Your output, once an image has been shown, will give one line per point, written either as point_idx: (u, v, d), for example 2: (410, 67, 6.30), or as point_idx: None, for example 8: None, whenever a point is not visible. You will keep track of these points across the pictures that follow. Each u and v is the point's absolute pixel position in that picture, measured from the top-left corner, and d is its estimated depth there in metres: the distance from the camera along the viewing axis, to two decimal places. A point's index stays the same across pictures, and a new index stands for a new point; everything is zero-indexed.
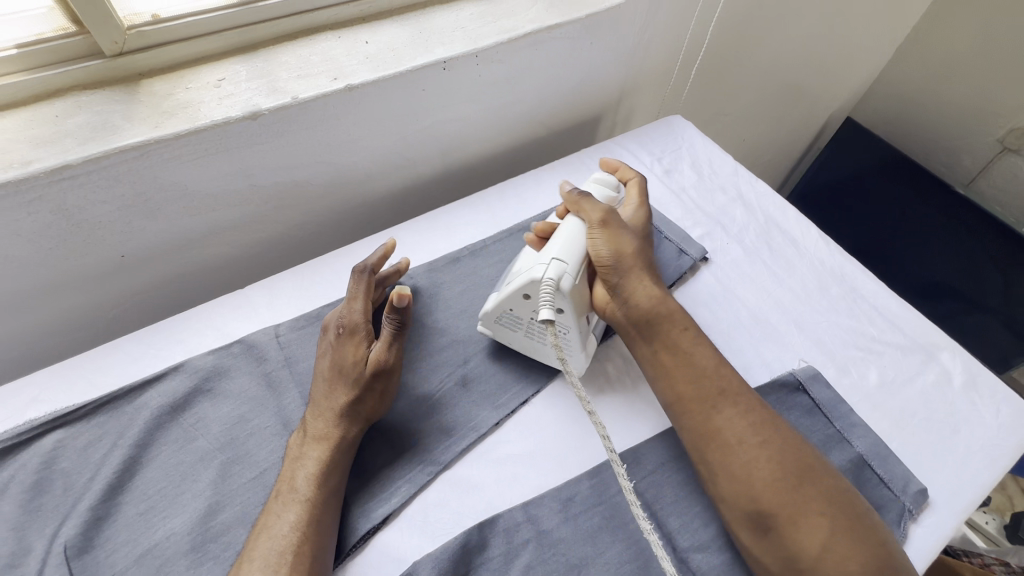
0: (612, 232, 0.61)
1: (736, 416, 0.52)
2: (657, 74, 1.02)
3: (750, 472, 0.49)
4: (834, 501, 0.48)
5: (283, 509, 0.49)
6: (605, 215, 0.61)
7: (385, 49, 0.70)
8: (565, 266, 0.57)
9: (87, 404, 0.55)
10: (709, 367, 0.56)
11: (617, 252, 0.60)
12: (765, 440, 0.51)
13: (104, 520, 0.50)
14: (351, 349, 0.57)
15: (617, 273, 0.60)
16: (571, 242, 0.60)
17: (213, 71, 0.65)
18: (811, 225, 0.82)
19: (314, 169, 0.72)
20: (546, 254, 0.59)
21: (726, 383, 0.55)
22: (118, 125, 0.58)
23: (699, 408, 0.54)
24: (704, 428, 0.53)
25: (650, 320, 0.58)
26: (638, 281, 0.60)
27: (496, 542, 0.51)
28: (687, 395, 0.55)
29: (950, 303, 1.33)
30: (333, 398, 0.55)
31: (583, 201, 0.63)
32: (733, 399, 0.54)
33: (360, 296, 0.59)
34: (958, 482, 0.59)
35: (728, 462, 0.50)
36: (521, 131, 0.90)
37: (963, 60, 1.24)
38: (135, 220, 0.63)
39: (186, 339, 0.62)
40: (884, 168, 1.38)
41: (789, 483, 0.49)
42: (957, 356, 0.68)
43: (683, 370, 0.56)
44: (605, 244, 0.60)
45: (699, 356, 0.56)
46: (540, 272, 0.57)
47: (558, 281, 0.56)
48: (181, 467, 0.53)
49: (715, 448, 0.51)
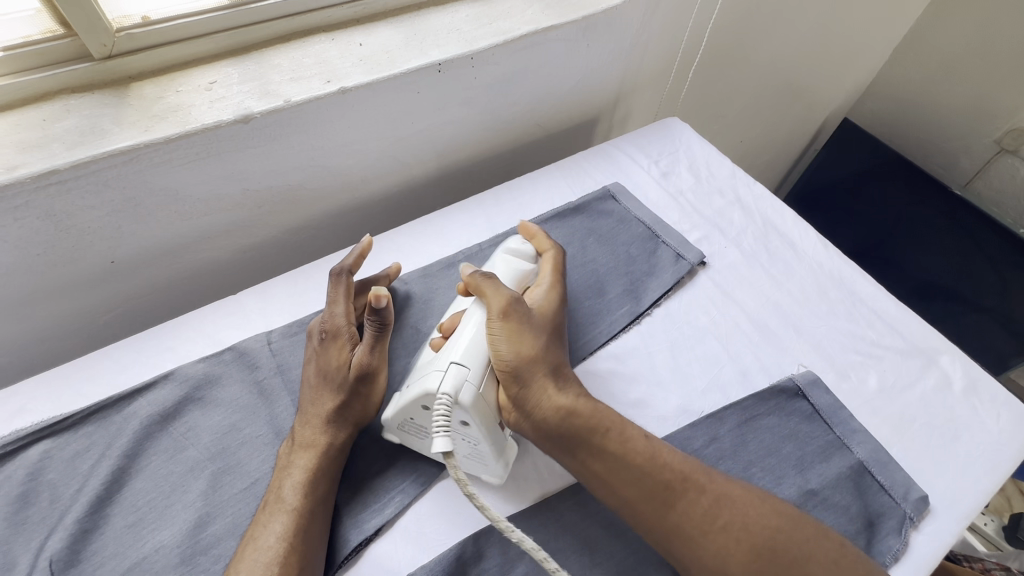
0: (513, 328, 0.54)
1: (694, 505, 0.49)
2: (654, 76, 1.01)
3: (723, 563, 0.47)
4: (814, 560, 0.47)
5: (269, 520, 0.48)
6: (506, 306, 0.55)
7: (379, 52, 0.69)
8: (465, 374, 0.51)
9: (75, 414, 0.54)
10: (638, 473, 0.50)
11: (518, 354, 0.53)
12: (726, 522, 0.48)
13: (92, 532, 0.49)
14: (334, 353, 0.56)
15: (519, 380, 0.53)
16: (472, 342, 0.53)
17: (204, 73, 0.64)
18: (809, 228, 0.81)
19: (307, 173, 0.71)
20: (447, 358, 0.53)
21: (670, 472, 0.50)
22: (107, 129, 0.57)
23: (653, 506, 0.49)
24: (663, 528, 0.48)
25: (563, 432, 0.52)
26: (547, 386, 0.53)
27: (491, 553, 0.50)
28: (631, 498, 0.49)
29: (948, 305, 1.33)
30: (319, 404, 0.54)
31: (485, 287, 0.57)
32: (682, 488, 0.49)
33: (342, 299, 0.59)
34: (960, 489, 0.58)
35: (698, 556, 0.47)
36: (517, 133, 0.89)
37: (960, 61, 1.24)
38: (125, 226, 0.62)
39: (177, 346, 0.61)
40: (881, 169, 1.38)
41: (762, 562, 0.46)
42: (957, 360, 0.68)
43: (614, 476, 0.50)
44: (505, 343, 0.54)
45: (628, 458, 0.51)
46: (436, 383, 0.51)
47: (455, 396, 0.49)
48: (171, 478, 0.52)
49: (679, 545, 0.48)
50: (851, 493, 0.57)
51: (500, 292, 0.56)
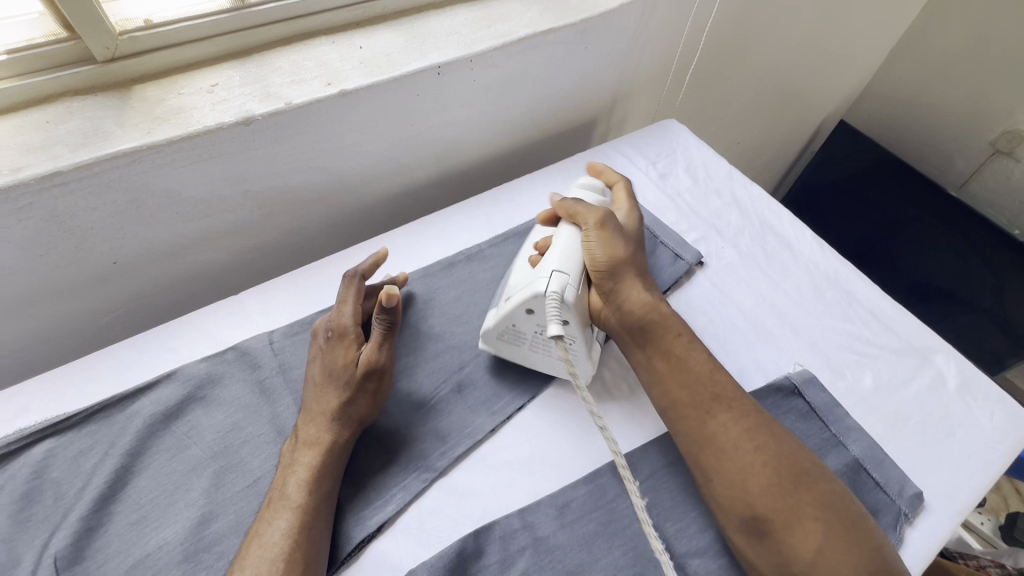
0: (608, 236, 0.61)
1: (731, 421, 0.52)
2: (652, 78, 1.02)
3: (746, 477, 0.49)
4: (827, 504, 0.48)
5: (273, 517, 0.48)
6: (600, 217, 0.62)
7: (380, 54, 0.70)
8: (568, 277, 0.57)
9: (78, 413, 0.54)
10: (703, 368, 0.56)
11: (613, 257, 0.60)
12: (759, 444, 0.51)
13: (96, 530, 0.49)
14: (340, 352, 0.56)
15: (611, 277, 0.60)
16: (570, 249, 0.60)
17: (206, 75, 0.64)
18: (805, 228, 0.82)
19: (308, 174, 0.71)
20: (546, 267, 0.58)
21: (721, 388, 0.55)
22: (110, 130, 0.57)
23: (695, 413, 0.53)
24: (699, 435, 0.52)
25: (643, 325, 0.58)
26: (632, 286, 0.60)
27: (492, 549, 0.50)
28: (682, 399, 0.55)
29: (943, 305, 1.34)
30: (325, 401, 0.54)
31: (576, 207, 0.64)
32: (728, 404, 0.53)
33: (351, 299, 0.60)
34: (954, 486, 0.59)
35: (724, 466, 0.50)
36: (517, 135, 0.90)
37: (955, 64, 1.25)
38: (127, 227, 0.63)
39: (180, 346, 0.62)
40: (875, 171, 1.39)
41: (784, 487, 0.48)
42: (951, 359, 0.69)
43: (674, 374, 0.56)
44: (601, 248, 0.60)
45: (692, 359, 0.57)
46: (544, 286, 0.56)
47: (562, 293, 0.55)
48: (173, 476, 0.53)
49: (710, 452, 0.51)
50: None
51: (592, 207, 0.63)
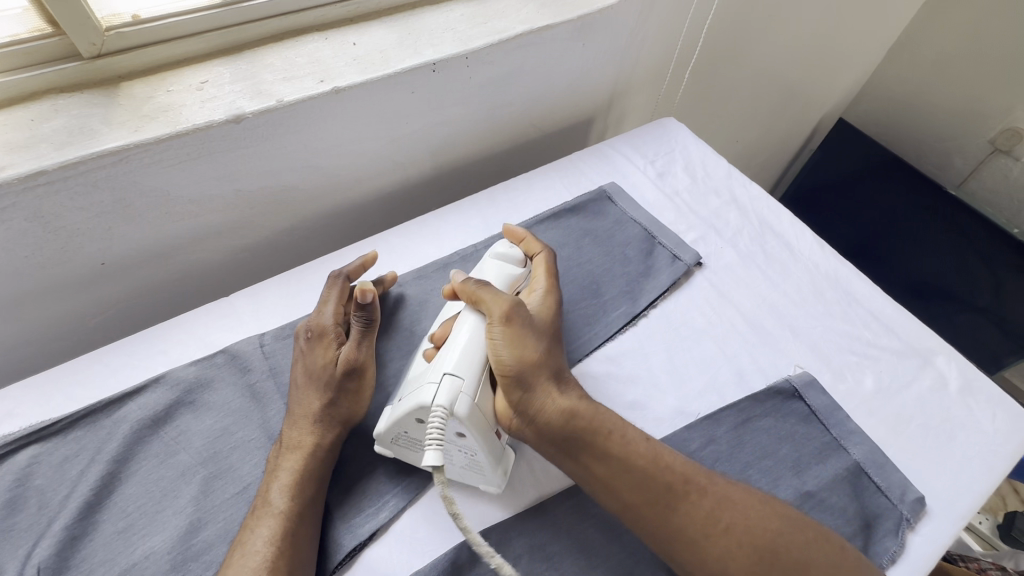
0: (513, 335, 0.53)
1: (694, 508, 0.48)
2: (650, 75, 1.01)
3: (726, 563, 0.47)
4: (809, 561, 0.47)
5: (257, 523, 0.47)
6: (505, 313, 0.54)
7: (373, 51, 0.69)
8: (459, 386, 0.50)
9: (64, 418, 0.53)
10: (647, 466, 0.50)
11: (518, 360, 0.52)
12: (728, 524, 0.48)
13: (82, 539, 0.48)
14: (321, 353, 0.56)
15: (520, 384, 0.52)
16: (464, 352, 0.52)
17: (196, 72, 0.63)
18: (805, 228, 0.81)
19: (300, 173, 0.70)
20: (439, 369, 0.51)
21: (671, 476, 0.50)
22: (97, 129, 0.56)
23: (655, 510, 0.48)
24: (668, 534, 0.48)
25: (568, 436, 0.51)
26: (549, 393, 0.52)
27: (487, 557, 0.50)
28: (634, 502, 0.49)
29: (943, 305, 1.33)
30: (306, 404, 0.53)
31: (482, 293, 0.56)
32: (684, 490, 0.49)
33: (330, 299, 0.59)
34: (956, 490, 0.58)
35: (702, 562, 0.47)
36: (513, 133, 0.89)
37: (954, 62, 1.24)
38: (115, 227, 0.61)
39: (168, 349, 0.60)
40: (874, 171, 1.38)
41: (764, 562, 0.47)
42: (952, 360, 0.68)
43: (619, 477, 0.49)
44: (505, 349, 0.53)
45: (633, 456, 0.50)
46: (429, 397, 0.49)
47: (450, 408, 0.48)
48: (161, 483, 0.51)
49: (682, 551, 0.47)
50: (848, 495, 0.57)
51: (497, 298, 0.55)
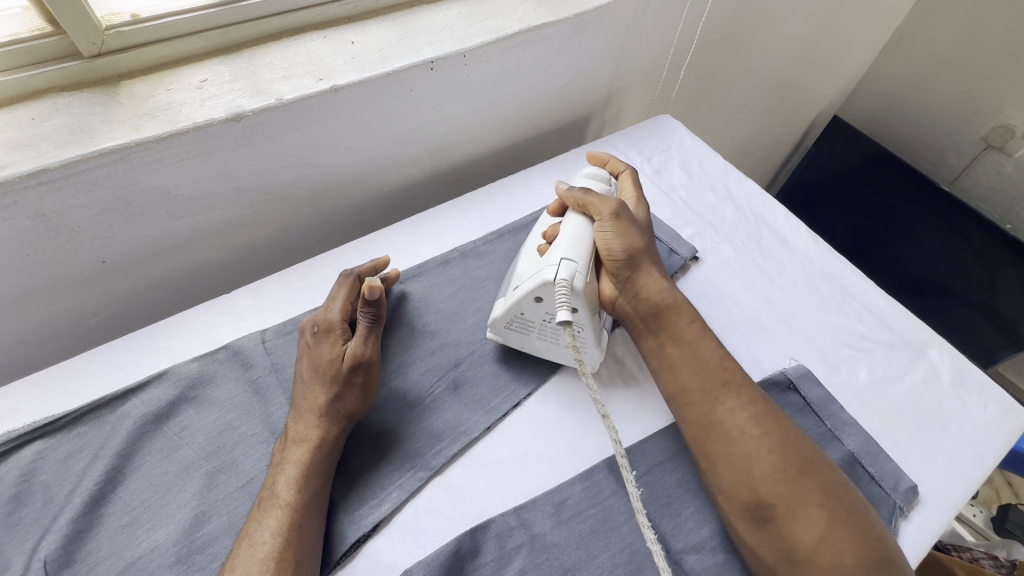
0: (622, 226, 0.61)
1: (739, 408, 0.53)
2: (646, 73, 1.01)
3: (751, 463, 0.50)
4: (834, 491, 0.48)
5: (263, 516, 0.48)
6: (614, 208, 0.61)
7: (371, 50, 0.69)
8: (576, 265, 0.57)
9: (67, 415, 0.53)
10: (714, 357, 0.56)
11: (627, 246, 0.60)
12: (766, 431, 0.51)
13: (86, 533, 0.48)
14: (327, 348, 0.56)
15: (627, 266, 0.60)
16: (576, 240, 0.59)
17: (195, 71, 0.63)
18: (800, 223, 0.82)
19: (299, 171, 0.71)
20: (555, 256, 0.58)
21: (731, 376, 0.55)
22: (97, 127, 0.56)
23: (703, 398, 0.54)
24: (707, 419, 0.53)
25: (658, 313, 0.59)
26: (648, 275, 0.60)
27: (488, 548, 0.50)
28: (690, 387, 0.55)
29: (936, 300, 1.34)
30: (312, 398, 0.54)
31: (588, 198, 0.62)
32: (739, 391, 0.54)
33: (341, 295, 0.60)
34: (948, 479, 0.59)
35: (729, 453, 0.51)
36: (511, 131, 0.89)
37: (947, 59, 1.26)
38: (115, 225, 0.62)
39: (171, 346, 0.61)
40: (868, 168, 1.40)
41: (789, 475, 0.49)
42: (944, 353, 0.69)
43: (685, 364, 0.56)
44: (615, 238, 0.60)
45: (705, 347, 0.57)
46: (552, 274, 0.56)
47: (572, 282, 0.56)
48: (165, 477, 0.52)
49: (716, 439, 0.52)
50: None
51: (604, 199, 0.62)
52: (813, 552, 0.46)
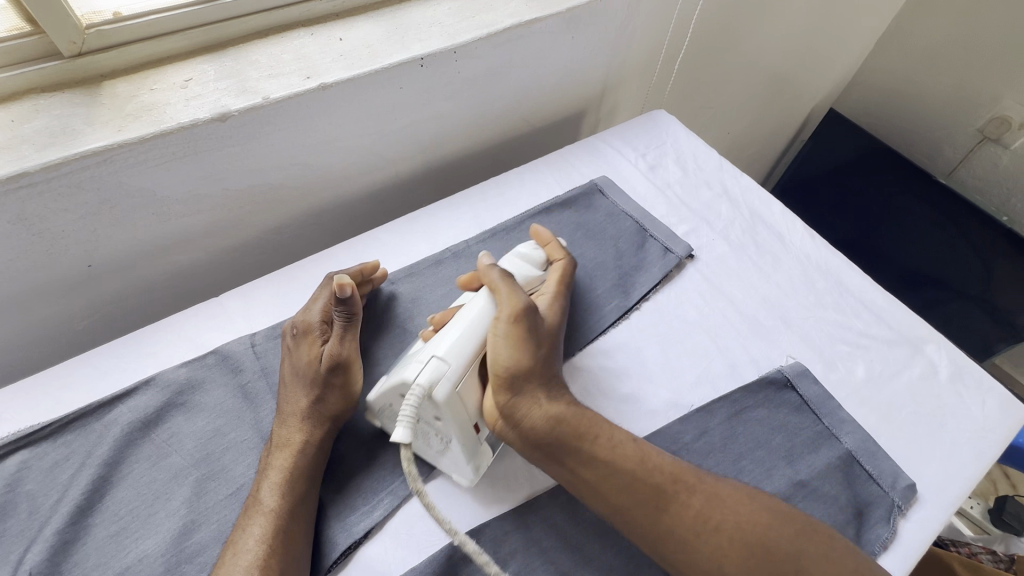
0: (518, 333, 0.55)
1: (683, 510, 0.48)
2: (640, 68, 1.00)
3: (717, 561, 0.47)
4: (805, 556, 0.46)
5: (248, 523, 0.47)
6: (515, 311, 0.56)
7: (360, 46, 0.68)
8: (443, 369, 0.50)
9: (53, 422, 0.53)
10: (635, 469, 0.50)
11: (515, 361, 0.54)
12: (716, 523, 0.48)
13: (74, 543, 0.47)
14: (306, 350, 0.56)
15: (513, 384, 0.53)
16: (462, 335, 0.54)
17: (180, 70, 0.62)
18: (796, 219, 0.81)
19: (288, 171, 0.70)
20: (432, 349, 0.52)
21: (660, 476, 0.50)
22: (79, 129, 0.55)
23: (646, 514, 0.48)
24: (656, 535, 0.48)
25: (551, 442, 0.52)
26: (538, 398, 0.53)
27: (483, 553, 0.50)
28: (623, 506, 0.49)
29: (934, 293, 1.34)
30: (293, 402, 0.54)
31: (501, 285, 0.58)
32: (674, 490, 0.50)
33: (319, 296, 0.59)
34: (947, 477, 0.59)
35: (693, 562, 0.47)
36: (503, 128, 0.88)
37: (943, 51, 1.25)
38: (101, 228, 0.61)
39: (158, 351, 0.60)
40: (865, 161, 1.39)
41: (755, 562, 0.46)
42: (942, 348, 0.68)
43: (606, 481, 0.50)
44: (506, 348, 0.54)
45: (620, 459, 0.51)
46: (413, 374, 0.50)
47: (427, 390, 0.49)
48: (153, 486, 0.51)
49: (674, 551, 0.47)
50: (840, 483, 0.57)
51: (511, 297, 0.57)
52: None
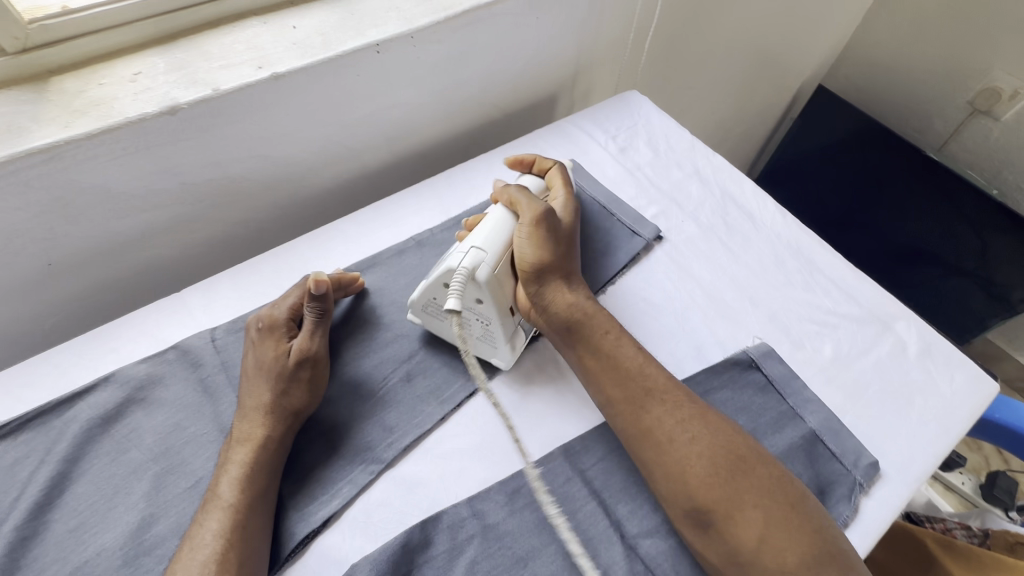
0: (538, 231, 0.59)
1: (666, 414, 0.52)
2: (613, 47, 0.98)
3: (685, 469, 0.49)
4: (772, 491, 0.48)
5: (205, 518, 0.48)
6: (535, 213, 0.60)
7: (314, 34, 0.67)
8: (483, 255, 0.57)
9: (11, 422, 0.53)
10: (631, 367, 0.55)
11: (536, 255, 0.59)
12: (695, 435, 0.51)
13: (32, 539, 0.48)
14: (271, 345, 0.56)
15: (536, 278, 0.59)
16: (496, 231, 0.60)
17: (129, 64, 0.61)
18: (767, 197, 0.80)
19: (248, 163, 0.69)
20: (469, 242, 0.59)
21: (652, 381, 0.54)
22: (25, 126, 0.55)
23: (631, 407, 0.53)
24: (636, 429, 0.52)
25: (570, 327, 0.58)
26: (559, 289, 0.59)
27: (439, 539, 0.50)
28: (616, 397, 0.54)
29: (928, 270, 1.32)
30: (257, 396, 0.54)
31: (519, 198, 0.62)
32: (662, 396, 0.53)
33: (292, 291, 0.59)
34: (912, 454, 0.58)
35: (663, 461, 0.50)
36: (472, 113, 0.87)
37: (931, 22, 1.22)
38: (56, 226, 0.60)
39: (119, 348, 0.60)
40: (856, 136, 1.36)
41: (722, 477, 0.48)
42: (912, 325, 0.68)
43: (604, 372, 0.56)
44: (529, 243, 0.60)
45: (620, 355, 0.56)
46: (457, 262, 0.57)
47: (473, 270, 0.56)
48: (113, 480, 0.51)
49: (647, 448, 0.51)
50: (803, 463, 0.57)
51: (532, 201, 0.61)
52: (757, 554, 0.46)
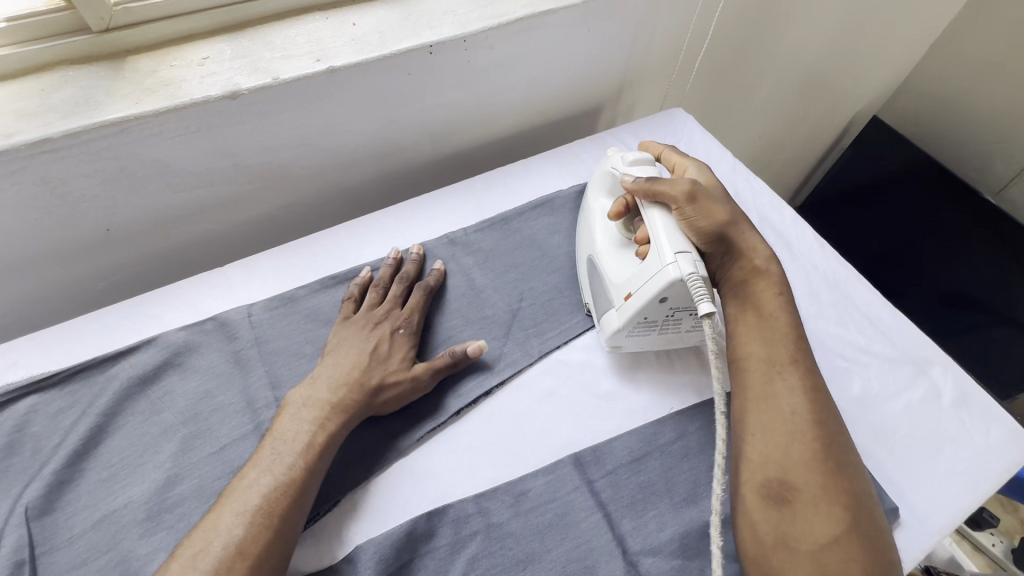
0: (701, 203, 0.57)
1: (799, 391, 0.51)
2: (663, 63, 0.98)
3: (791, 440, 0.48)
4: (862, 502, 0.46)
5: (260, 475, 0.49)
6: (690, 188, 0.57)
7: (372, 32, 0.69)
8: (691, 256, 0.54)
9: (61, 371, 0.57)
10: (790, 335, 0.54)
11: (712, 222, 0.57)
12: (820, 418, 0.50)
13: (68, 483, 0.51)
14: (398, 351, 0.60)
15: (720, 244, 0.57)
16: (671, 233, 0.56)
17: (199, 48, 0.65)
18: (807, 227, 0.78)
19: (297, 150, 0.72)
20: (665, 254, 0.55)
21: (802, 357, 0.53)
22: (100, 100, 0.59)
23: (764, 370, 0.52)
24: (761, 390, 0.52)
25: (747, 284, 0.57)
26: (745, 249, 0.58)
27: (443, 532, 0.51)
28: (755, 358, 0.53)
29: (975, 315, 1.25)
30: (369, 373, 0.57)
31: (660, 184, 0.59)
32: (801, 373, 0.52)
33: (395, 286, 0.65)
34: (936, 505, 0.56)
35: (772, 424, 0.49)
36: (516, 119, 0.88)
37: (1003, 53, 1.15)
38: (118, 195, 0.65)
39: (161, 314, 0.63)
40: (913, 169, 1.30)
41: (826, 465, 0.47)
42: (949, 372, 0.65)
43: (756, 336, 0.54)
44: (698, 214, 0.57)
45: (780, 320, 0.55)
46: (675, 272, 0.53)
47: (700, 273, 0.53)
48: (145, 438, 0.55)
49: (761, 411, 0.51)
50: None
51: (676, 180, 0.58)
52: (820, 549, 0.44)
